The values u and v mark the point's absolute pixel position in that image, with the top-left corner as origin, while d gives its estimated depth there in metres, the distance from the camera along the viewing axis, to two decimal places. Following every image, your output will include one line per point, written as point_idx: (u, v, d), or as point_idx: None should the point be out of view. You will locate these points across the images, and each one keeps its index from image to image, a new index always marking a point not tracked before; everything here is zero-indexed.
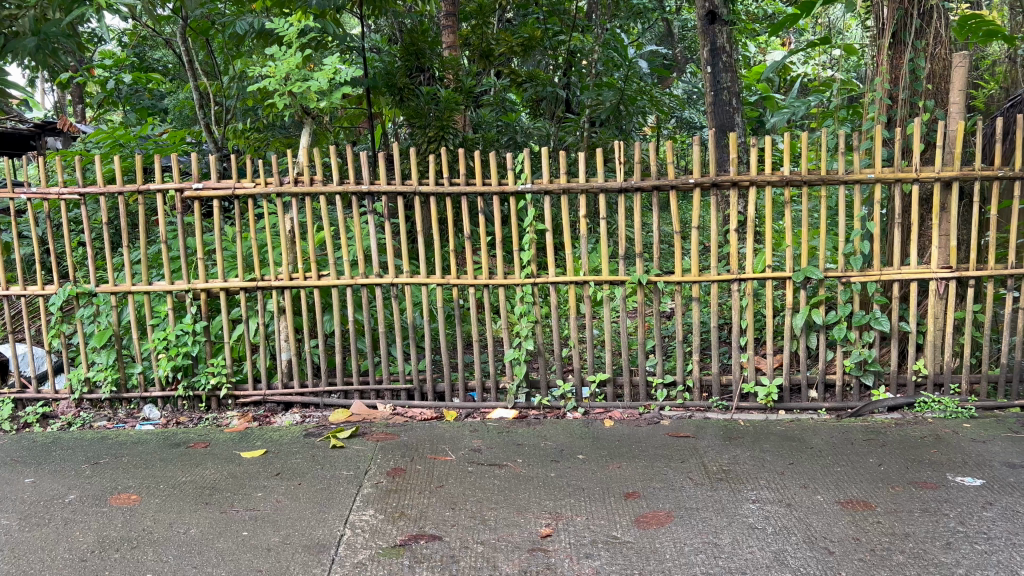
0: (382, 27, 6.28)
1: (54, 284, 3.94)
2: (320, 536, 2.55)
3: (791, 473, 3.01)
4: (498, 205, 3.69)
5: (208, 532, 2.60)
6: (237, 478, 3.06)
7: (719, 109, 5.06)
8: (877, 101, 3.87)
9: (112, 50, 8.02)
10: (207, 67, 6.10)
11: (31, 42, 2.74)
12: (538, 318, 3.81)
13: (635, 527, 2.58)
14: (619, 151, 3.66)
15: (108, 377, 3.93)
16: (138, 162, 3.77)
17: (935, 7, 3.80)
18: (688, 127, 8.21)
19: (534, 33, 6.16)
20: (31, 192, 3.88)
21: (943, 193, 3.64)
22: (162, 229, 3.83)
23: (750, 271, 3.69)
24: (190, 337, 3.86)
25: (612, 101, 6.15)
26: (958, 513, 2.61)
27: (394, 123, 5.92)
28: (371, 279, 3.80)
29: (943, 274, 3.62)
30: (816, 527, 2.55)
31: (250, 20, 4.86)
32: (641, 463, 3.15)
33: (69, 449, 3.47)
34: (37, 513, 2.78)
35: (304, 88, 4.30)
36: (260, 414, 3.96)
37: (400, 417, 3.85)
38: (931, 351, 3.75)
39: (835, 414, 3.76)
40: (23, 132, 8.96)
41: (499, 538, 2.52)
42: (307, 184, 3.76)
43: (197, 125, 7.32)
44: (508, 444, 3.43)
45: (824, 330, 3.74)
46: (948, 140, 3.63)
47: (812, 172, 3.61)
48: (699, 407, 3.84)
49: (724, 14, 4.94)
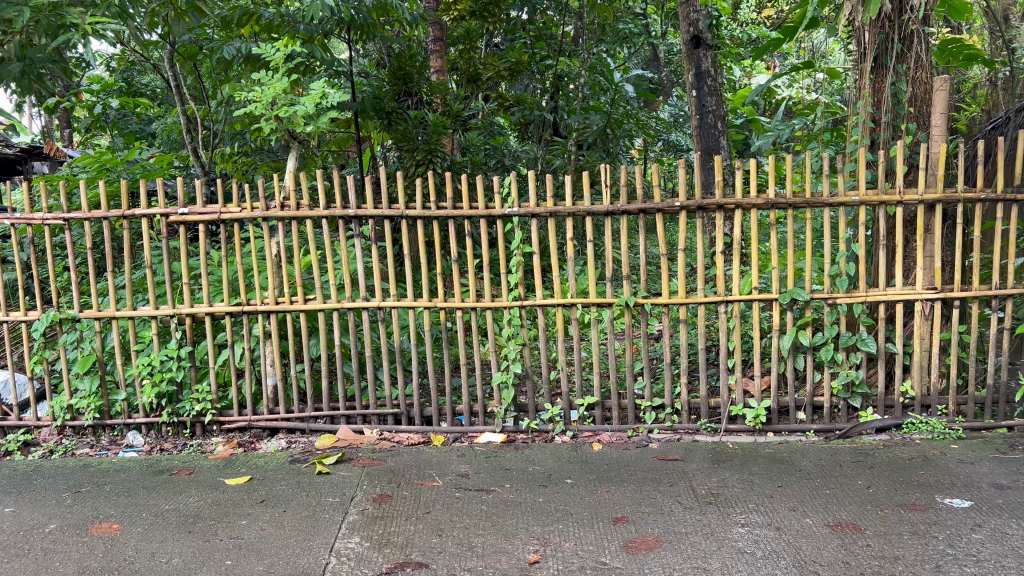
0: (370, 51, 6.25)
1: (37, 310, 3.88)
2: (304, 565, 2.52)
3: (780, 496, 2.99)
4: (486, 228, 3.64)
5: (190, 561, 2.56)
6: (222, 506, 3.02)
7: (703, 133, 5.07)
8: (861, 125, 3.91)
9: (104, 76, 8.13)
10: (195, 91, 6.12)
11: (15, 67, 2.81)
12: (526, 341, 3.78)
13: (623, 552, 2.56)
14: (605, 174, 3.58)
15: (92, 404, 3.88)
16: (123, 187, 3.71)
17: (915, 32, 3.82)
18: (674, 149, 8.38)
19: (521, 57, 6.33)
20: (14, 218, 3.82)
21: (927, 215, 3.66)
22: (147, 254, 3.78)
23: (737, 293, 3.67)
24: (174, 363, 3.83)
25: (598, 124, 6.21)
26: (947, 535, 2.60)
27: (383, 146, 5.93)
28: (357, 303, 3.77)
29: (927, 295, 3.64)
30: (805, 550, 2.53)
31: (237, 45, 4.79)
32: (629, 487, 3.13)
33: (50, 477, 3.42)
34: (16, 543, 2.73)
35: (290, 112, 4.30)
36: (245, 440, 3.91)
37: (387, 442, 3.80)
38: (917, 372, 3.75)
39: (823, 436, 3.75)
40: (9, 157, 8.90)
41: (486, 565, 2.49)
42: (294, 208, 3.72)
43: (184, 149, 7.34)
44: (496, 469, 3.40)
45: (811, 352, 3.73)
46: (931, 162, 3.66)
47: (797, 195, 3.61)
48: (687, 430, 3.82)
49: (708, 38, 4.97)
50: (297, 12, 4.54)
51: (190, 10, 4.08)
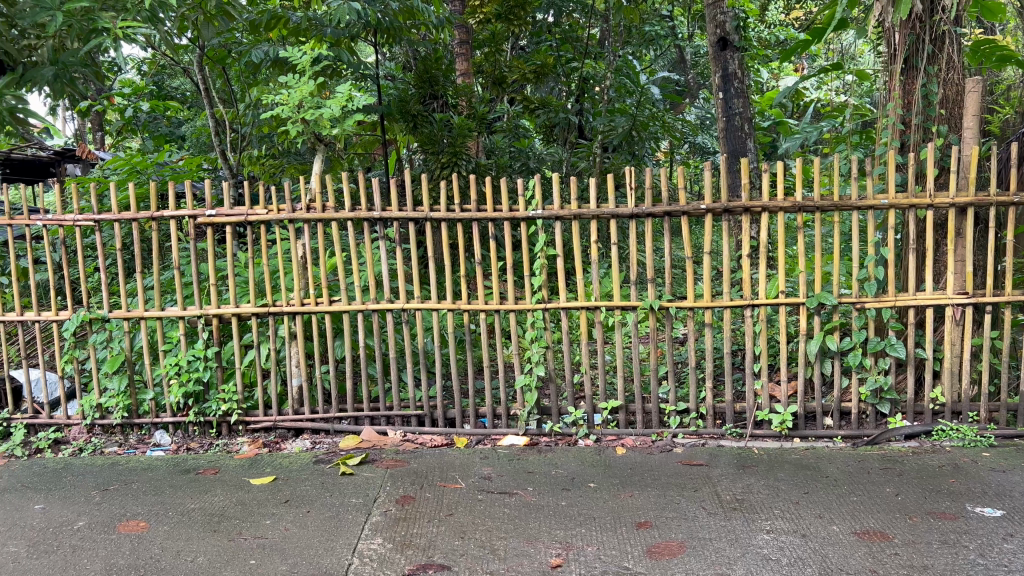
0: (397, 55, 6.29)
1: (68, 310, 3.94)
2: (327, 565, 2.53)
3: (806, 503, 2.96)
4: (510, 231, 3.62)
5: (215, 560, 2.59)
6: (246, 506, 3.05)
7: (730, 135, 5.03)
8: (889, 126, 3.85)
9: (136, 80, 8.26)
10: (223, 95, 6.18)
11: (50, 71, 2.96)
12: (550, 344, 3.76)
13: (646, 557, 2.54)
14: (631, 176, 3.55)
15: (120, 403, 3.93)
16: (152, 189, 3.75)
17: (947, 33, 3.75)
18: (700, 152, 8.33)
19: (547, 60, 6.26)
20: (46, 219, 3.87)
21: (958, 219, 3.61)
22: (175, 255, 3.81)
23: (763, 297, 3.63)
24: (201, 363, 3.87)
25: (624, 127, 6.18)
26: (978, 545, 2.55)
27: (408, 149, 5.95)
28: (382, 304, 3.78)
29: (958, 300, 3.58)
30: (831, 558, 2.50)
31: (265, 49, 4.84)
32: (653, 493, 3.11)
33: (79, 475, 3.48)
34: (46, 540, 2.77)
35: (317, 115, 4.32)
36: (270, 440, 3.94)
37: (411, 444, 3.81)
38: (948, 378, 3.69)
39: (851, 442, 3.70)
40: (42, 159, 9.05)
41: (508, 568, 2.49)
42: (319, 211, 3.74)
43: (213, 151, 7.42)
44: (519, 472, 3.39)
45: (839, 356, 3.69)
46: (962, 165, 3.60)
47: (824, 198, 3.56)
48: (712, 434, 3.78)
49: (735, 40, 4.94)
50: (324, 16, 4.58)
51: (219, 14, 4.13)
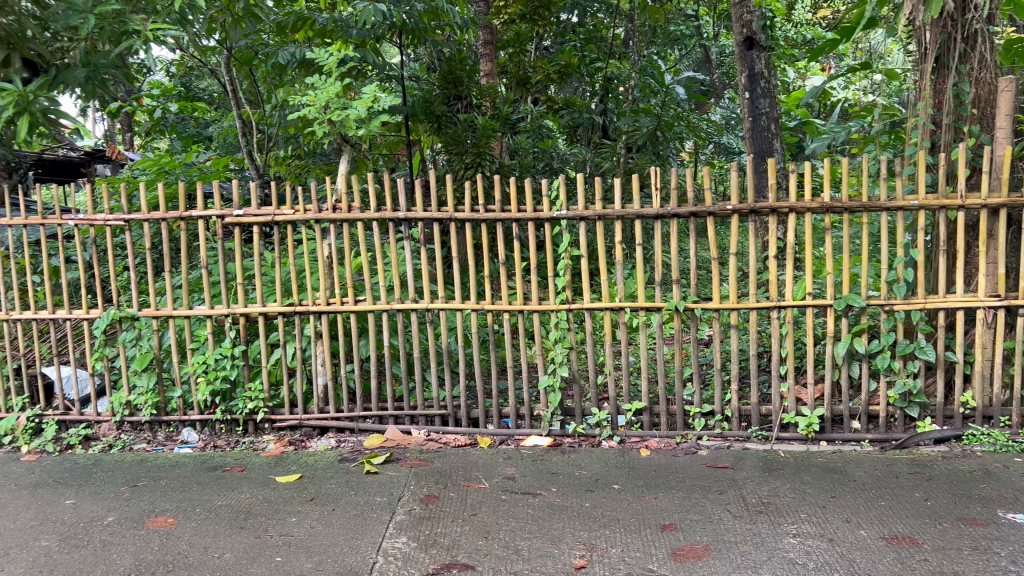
0: (421, 56, 6.31)
1: (98, 308, 4.00)
2: (352, 564, 2.54)
3: (833, 507, 2.93)
4: (534, 231, 3.62)
5: (242, 556, 2.61)
6: (272, 503, 3.07)
7: (757, 135, 4.99)
8: (920, 126, 3.79)
9: (164, 82, 8.36)
10: (250, 96, 6.24)
11: (81, 73, 3.08)
12: (573, 345, 3.76)
13: (671, 560, 2.53)
14: (656, 176, 3.53)
15: (149, 400, 3.97)
16: (180, 189, 3.79)
17: (979, 32, 3.67)
18: (725, 152, 8.27)
19: (571, 60, 6.36)
20: (77, 218, 3.93)
21: (990, 220, 3.55)
22: (203, 255, 3.85)
23: (790, 299, 3.59)
24: (228, 361, 3.91)
25: (648, 126, 6.14)
26: (1010, 552, 2.51)
27: (433, 149, 5.97)
28: (406, 304, 3.79)
29: (990, 303, 3.54)
30: (859, 563, 2.47)
31: (292, 50, 4.88)
32: (678, 495, 3.09)
33: (109, 471, 3.53)
34: (77, 535, 2.81)
35: (343, 116, 4.34)
36: (296, 439, 3.96)
37: (435, 443, 3.82)
38: (979, 382, 3.63)
39: (879, 446, 3.65)
40: (73, 160, 9.18)
41: (532, 569, 2.48)
42: (345, 211, 3.77)
43: (240, 152, 7.49)
44: (543, 473, 3.39)
45: (867, 359, 3.64)
46: (995, 165, 3.54)
47: (853, 198, 3.52)
48: (737, 437, 3.75)
49: (762, 39, 4.89)
50: (350, 18, 4.62)
51: (246, 16, 4.17)
